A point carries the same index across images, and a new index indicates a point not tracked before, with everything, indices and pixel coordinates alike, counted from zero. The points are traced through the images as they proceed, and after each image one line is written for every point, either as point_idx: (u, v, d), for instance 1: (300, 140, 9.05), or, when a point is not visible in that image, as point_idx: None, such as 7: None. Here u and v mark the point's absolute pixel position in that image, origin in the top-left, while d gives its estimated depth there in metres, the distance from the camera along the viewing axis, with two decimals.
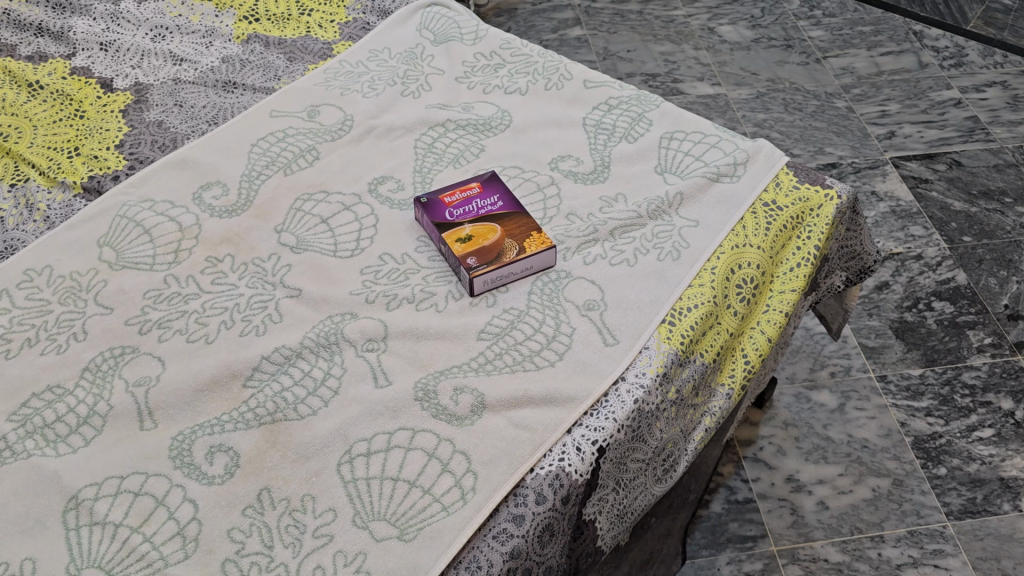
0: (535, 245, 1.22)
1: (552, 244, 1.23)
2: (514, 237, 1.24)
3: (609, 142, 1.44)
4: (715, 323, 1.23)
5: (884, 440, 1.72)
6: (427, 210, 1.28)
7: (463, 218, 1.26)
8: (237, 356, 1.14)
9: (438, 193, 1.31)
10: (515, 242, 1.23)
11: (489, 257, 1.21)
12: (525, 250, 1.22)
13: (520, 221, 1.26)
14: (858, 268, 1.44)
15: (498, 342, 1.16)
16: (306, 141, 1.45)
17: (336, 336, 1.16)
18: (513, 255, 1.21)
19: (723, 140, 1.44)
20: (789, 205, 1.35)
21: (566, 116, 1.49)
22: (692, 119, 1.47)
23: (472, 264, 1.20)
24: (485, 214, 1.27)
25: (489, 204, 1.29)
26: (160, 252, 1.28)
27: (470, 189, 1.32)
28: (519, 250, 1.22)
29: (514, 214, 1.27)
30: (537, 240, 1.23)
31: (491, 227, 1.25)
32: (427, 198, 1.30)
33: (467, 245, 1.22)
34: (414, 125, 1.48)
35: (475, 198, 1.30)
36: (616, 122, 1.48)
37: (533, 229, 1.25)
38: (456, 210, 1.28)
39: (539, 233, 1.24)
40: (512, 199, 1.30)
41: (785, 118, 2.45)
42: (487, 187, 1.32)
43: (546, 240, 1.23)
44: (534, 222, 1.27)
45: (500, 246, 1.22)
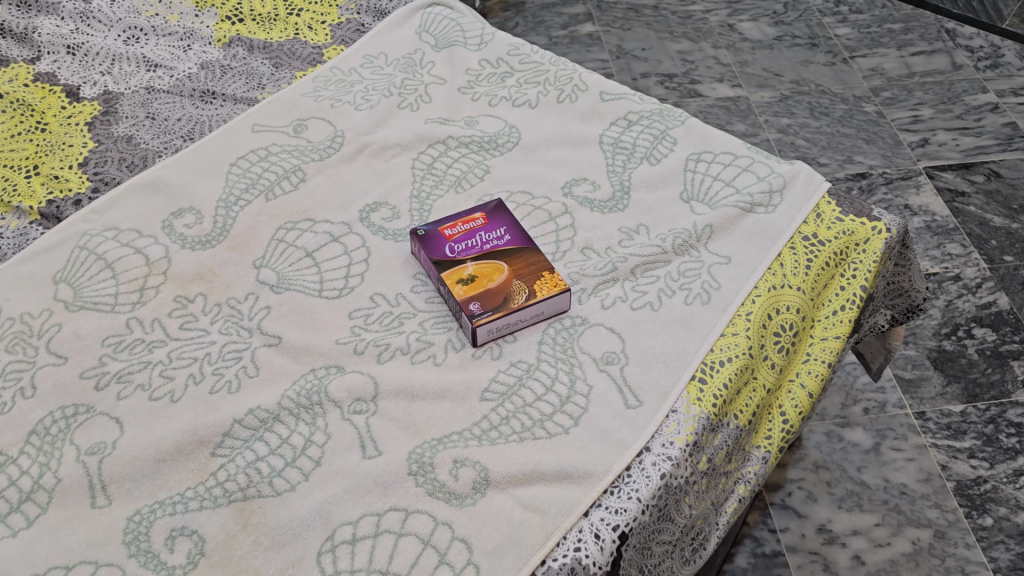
0: (547, 289, 1.07)
1: (567, 287, 1.08)
2: (523, 279, 1.09)
3: (629, 163, 1.29)
4: (751, 378, 1.08)
5: (924, 485, 1.58)
6: (425, 244, 1.14)
7: (465, 255, 1.12)
8: (206, 419, 1.00)
9: (438, 224, 1.16)
10: (524, 284, 1.08)
11: (494, 302, 1.06)
12: (535, 295, 1.07)
13: (529, 259, 1.11)
14: (905, 307, 1.29)
15: (504, 404, 1.01)
16: (291, 160, 1.30)
17: (319, 395, 1.01)
18: (522, 300, 1.06)
19: (756, 162, 1.28)
20: (832, 239, 1.20)
21: (581, 133, 1.34)
22: (722, 138, 1.32)
23: (475, 311, 1.05)
24: (490, 250, 1.12)
25: (495, 239, 1.14)
26: (123, 290, 1.14)
27: (474, 220, 1.17)
28: (528, 294, 1.07)
29: (522, 251, 1.12)
30: (549, 283, 1.08)
31: (497, 267, 1.10)
32: (426, 230, 1.16)
33: (469, 287, 1.08)
34: (411, 141, 1.33)
35: (479, 231, 1.15)
36: (636, 140, 1.32)
37: (545, 269, 1.10)
38: (458, 245, 1.13)
39: (552, 274, 1.09)
40: (521, 233, 1.15)
41: (811, 124, 2.29)
42: (492, 218, 1.17)
43: (559, 282, 1.08)
44: (545, 259, 1.12)
45: (506, 289, 1.08)
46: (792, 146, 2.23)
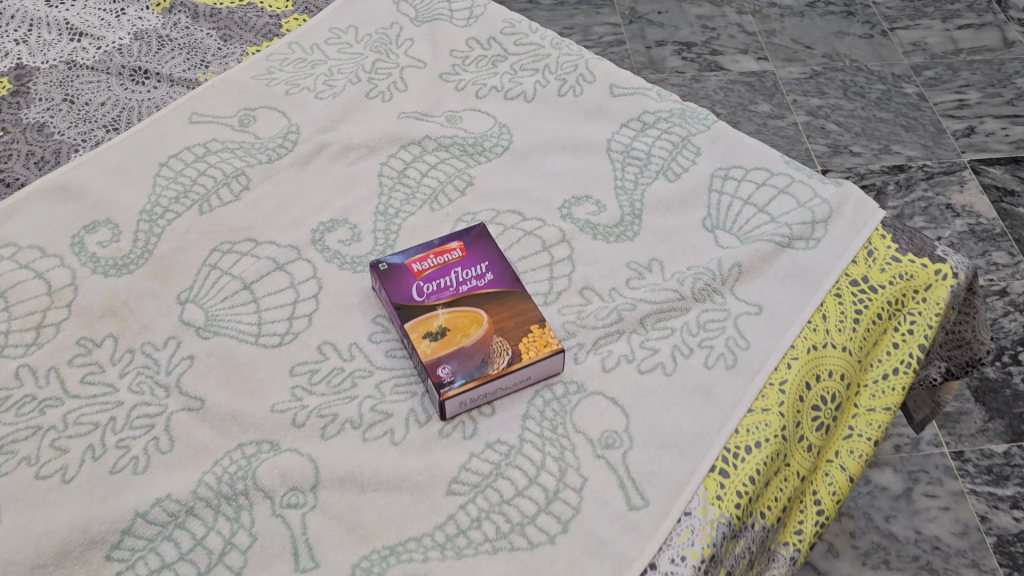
0: (535, 350, 0.87)
1: (560, 347, 0.87)
2: (506, 335, 0.88)
3: (642, 178, 1.07)
4: (783, 466, 0.88)
5: (960, 540, 1.40)
6: (389, 282, 0.92)
7: (437, 299, 0.91)
8: (102, 511, 0.79)
9: (406, 255, 0.95)
10: (507, 343, 0.87)
11: (469, 367, 0.85)
12: (520, 358, 0.86)
13: (515, 308, 0.90)
14: (963, 360, 1.08)
15: (476, 500, 0.81)
16: (233, 161, 1.08)
17: (246, 483, 0.81)
18: (503, 365, 0.86)
19: (796, 181, 1.06)
20: (885, 285, 0.98)
21: (585, 136, 1.11)
22: (755, 149, 1.09)
23: (444, 378, 0.85)
24: (468, 295, 0.91)
25: (474, 278, 0.93)
26: (16, 328, 0.92)
27: (450, 250, 0.95)
28: (511, 357, 0.86)
29: (507, 295, 0.91)
30: (538, 341, 0.87)
31: (475, 317, 0.89)
32: (390, 263, 0.94)
33: (439, 344, 0.87)
34: (379, 141, 1.10)
35: (455, 266, 0.94)
36: (651, 148, 1.09)
37: (533, 322, 0.89)
38: (429, 284, 0.92)
39: (542, 328, 0.88)
40: (507, 269, 0.94)
41: (847, 107, 2.04)
42: (472, 249, 0.96)
43: (549, 341, 0.88)
44: (535, 308, 0.90)
45: (485, 349, 0.87)
46: (822, 131, 1.99)
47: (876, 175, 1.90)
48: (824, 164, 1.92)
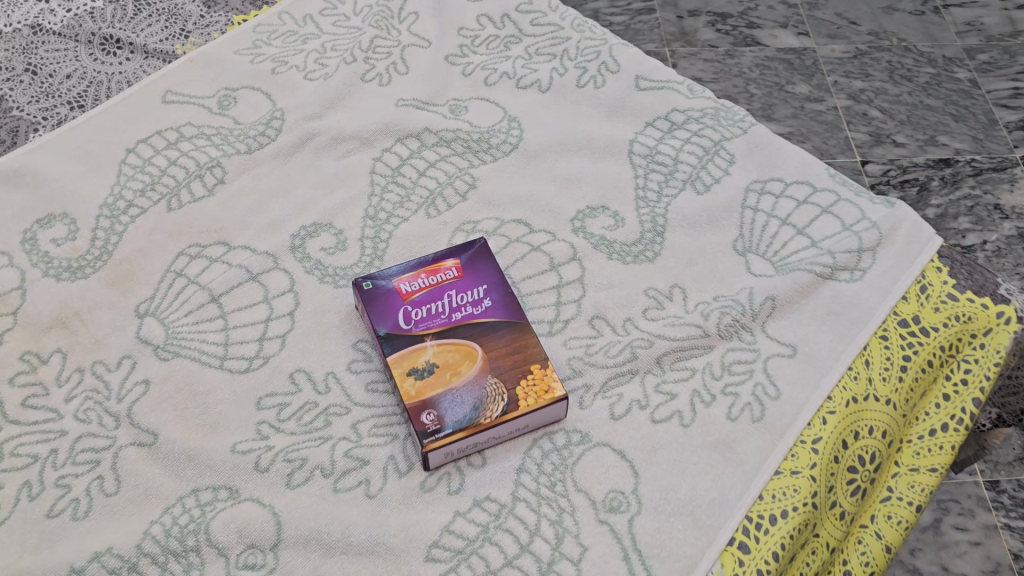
0: (535, 396, 0.76)
1: (564, 392, 0.76)
2: (502, 376, 0.77)
3: (666, 189, 0.94)
4: (811, 536, 0.78)
5: None
6: (373, 305, 0.81)
7: (426, 328, 0.80)
8: (33, 564, 0.70)
9: (394, 273, 0.83)
10: (504, 385, 0.76)
11: (458, 412, 0.75)
12: (517, 405, 0.75)
13: (514, 343, 0.79)
14: (1016, 408, 0.97)
15: (458, 570, 0.71)
16: (208, 149, 0.96)
17: (198, 538, 0.72)
18: (498, 413, 0.75)
19: (841, 200, 0.93)
20: (938, 328, 0.86)
21: (605, 136, 0.98)
22: (797, 159, 0.96)
23: (429, 426, 0.74)
24: (462, 324, 0.80)
25: (470, 304, 0.81)
26: None
27: (444, 270, 0.84)
28: (507, 402, 0.75)
29: (507, 326, 0.80)
30: (539, 385, 0.76)
31: (468, 353, 0.78)
32: (376, 282, 0.83)
33: (426, 384, 0.76)
34: (373, 132, 0.97)
35: (449, 288, 0.83)
36: (679, 153, 0.97)
37: (534, 362, 0.78)
38: (418, 309, 0.81)
39: (544, 369, 0.77)
40: (508, 294, 0.82)
41: (890, 89, 1.89)
42: (470, 268, 0.84)
43: (552, 385, 0.76)
44: (537, 342, 0.79)
45: (477, 392, 0.76)
46: (863, 117, 1.84)
47: (919, 169, 1.75)
48: (863, 155, 1.78)
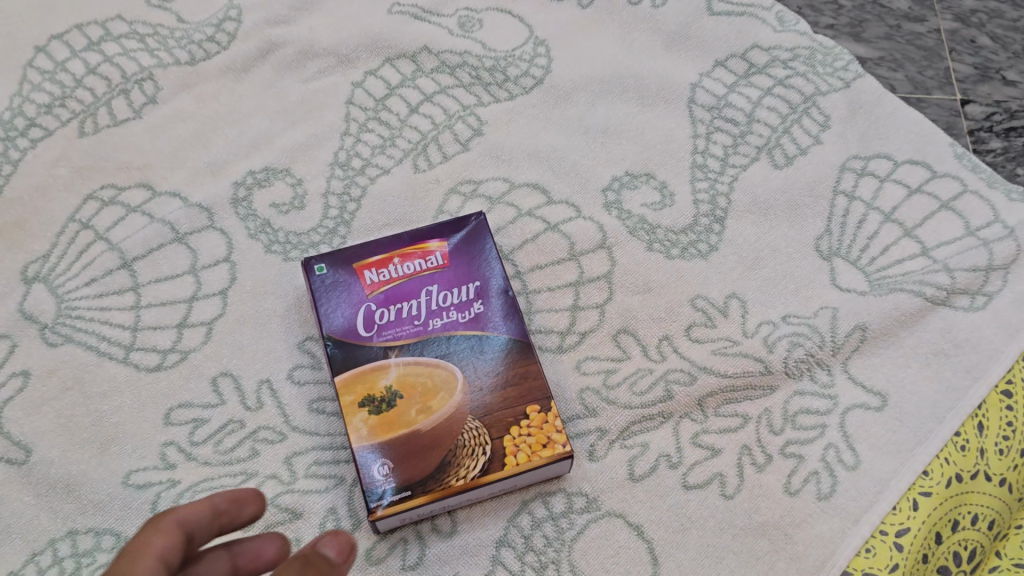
0: (527, 452, 0.56)
1: (568, 450, 0.56)
2: (487, 419, 0.57)
3: (733, 157, 0.71)
4: None
5: None
6: (326, 297, 0.61)
7: (393, 338, 0.59)
8: None
9: (359, 253, 0.62)
10: (487, 433, 0.56)
11: (422, 468, 0.55)
12: (502, 464, 0.55)
13: (509, 371, 0.58)
14: None
15: None
16: (140, 54, 0.73)
17: None
18: (475, 473, 0.55)
19: (967, 191, 0.70)
20: None
21: (659, 75, 0.75)
22: (912, 129, 0.72)
23: (380, 485, 0.54)
24: (441, 337, 0.59)
25: (456, 308, 0.61)
26: None
27: (427, 254, 0.63)
28: (489, 458, 0.56)
29: (501, 346, 0.59)
30: (535, 438, 0.56)
31: (445, 380, 0.58)
32: (333, 264, 0.62)
33: (383, 422, 0.56)
34: (355, 48, 0.74)
35: (430, 282, 0.62)
36: (755, 109, 0.73)
37: (532, 402, 0.57)
38: (386, 310, 0.60)
39: (545, 412, 0.57)
40: (507, 298, 0.62)
41: None
42: (460, 255, 0.63)
43: (552, 439, 0.56)
44: (540, 372, 0.59)
45: (451, 441, 0.56)
46: (969, 43, 0.92)
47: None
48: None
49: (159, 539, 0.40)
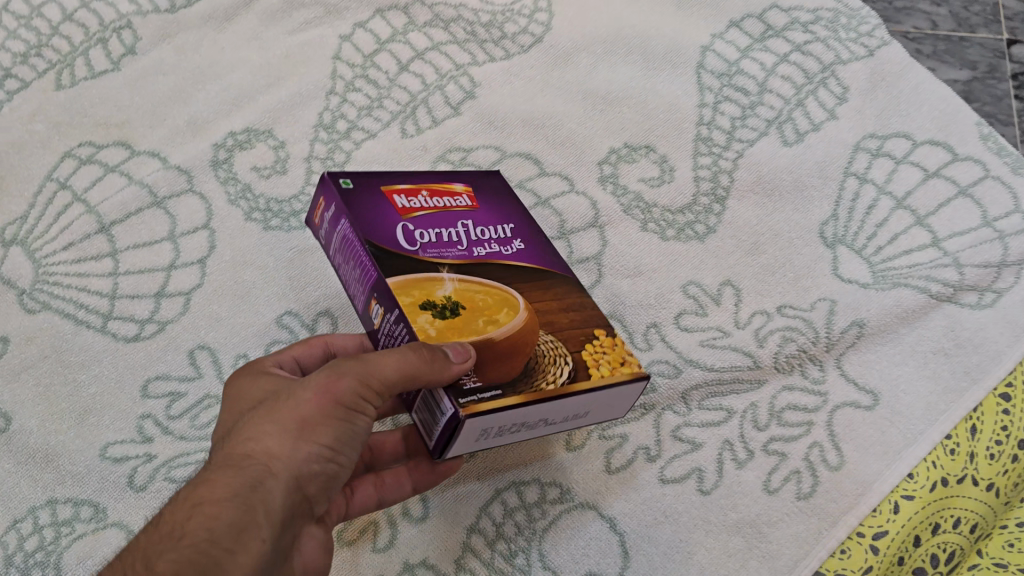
0: (609, 366, 0.48)
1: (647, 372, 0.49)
2: (563, 336, 0.49)
3: (740, 130, 0.68)
4: None
5: None
6: (354, 209, 0.52)
7: (437, 257, 0.51)
8: None
9: (388, 178, 0.54)
10: (566, 347, 0.49)
11: (502, 371, 0.46)
12: (588, 374, 0.48)
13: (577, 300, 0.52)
14: None
15: None
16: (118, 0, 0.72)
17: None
18: (561, 380, 0.47)
19: (989, 177, 0.66)
20: None
21: (666, 38, 0.71)
22: (935, 106, 0.68)
23: (462, 383, 0.45)
24: (489, 265, 0.51)
25: (499, 243, 0.53)
26: None
27: (460, 193, 0.56)
28: (573, 369, 0.48)
29: (556, 280, 0.52)
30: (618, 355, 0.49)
31: (509, 295, 0.50)
32: (359, 183, 0.54)
33: (451, 326, 0.48)
34: None
35: (470, 215, 0.54)
36: (768, 77, 0.69)
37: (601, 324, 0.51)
38: (425, 233, 0.52)
39: (613, 336, 0.50)
40: (550, 246, 0.55)
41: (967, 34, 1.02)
42: (489, 199, 0.56)
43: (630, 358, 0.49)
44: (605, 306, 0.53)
45: (528, 348, 0.47)
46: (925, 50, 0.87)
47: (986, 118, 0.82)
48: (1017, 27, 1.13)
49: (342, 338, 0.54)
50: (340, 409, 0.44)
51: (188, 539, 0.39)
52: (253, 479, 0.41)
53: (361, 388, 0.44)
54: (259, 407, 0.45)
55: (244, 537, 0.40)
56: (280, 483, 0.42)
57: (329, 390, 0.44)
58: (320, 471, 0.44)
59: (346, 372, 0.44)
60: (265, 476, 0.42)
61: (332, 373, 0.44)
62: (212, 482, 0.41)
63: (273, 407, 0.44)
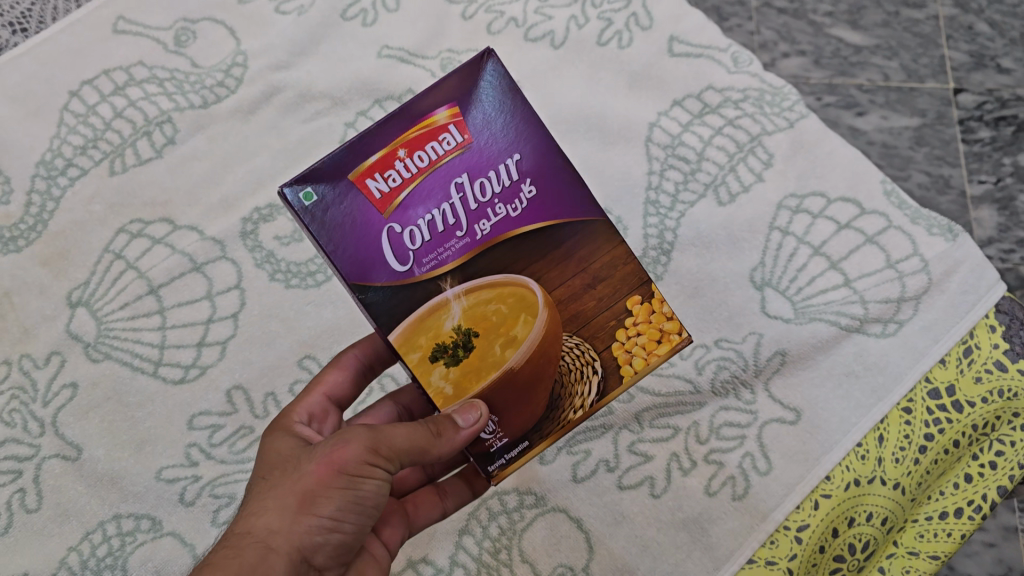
0: (644, 354, 0.60)
1: (680, 337, 0.61)
2: (587, 336, 0.59)
3: (683, 193, 0.81)
4: None
5: None
6: (331, 229, 0.53)
7: (438, 262, 0.55)
8: None
9: (352, 159, 0.53)
10: (591, 350, 0.60)
11: (536, 399, 0.59)
12: (618, 378, 0.60)
13: (592, 262, 0.59)
14: None
15: None
16: (160, 99, 0.85)
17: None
18: (591, 398, 0.60)
19: (892, 227, 0.78)
20: (976, 404, 0.73)
21: (620, 116, 0.85)
22: (846, 166, 0.81)
23: (492, 446, 0.58)
24: (494, 246, 0.56)
25: (500, 200, 0.56)
26: None
27: (440, 131, 0.54)
28: (600, 376, 0.60)
29: (570, 236, 0.58)
30: (645, 336, 0.60)
31: (519, 297, 0.57)
32: (321, 187, 0.52)
33: (466, 373, 0.56)
34: (347, 91, 0.86)
35: (458, 168, 0.55)
36: (705, 147, 0.83)
37: (635, 299, 0.60)
38: (415, 227, 0.54)
39: (647, 303, 0.60)
40: (554, 169, 0.57)
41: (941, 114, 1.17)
42: (476, 124, 0.55)
43: (659, 332, 0.60)
44: (626, 254, 0.59)
45: (552, 368, 0.59)
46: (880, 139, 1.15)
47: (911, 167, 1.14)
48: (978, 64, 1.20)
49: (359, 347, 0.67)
50: (342, 479, 0.51)
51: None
52: (257, 553, 0.48)
53: (365, 455, 0.51)
54: (270, 484, 0.52)
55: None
56: (281, 556, 0.49)
57: (331, 463, 0.51)
58: (323, 541, 0.51)
59: (352, 443, 0.51)
60: (266, 551, 0.49)
61: (335, 447, 0.52)
62: (222, 558, 0.48)
63: (280, 484, 0.51)
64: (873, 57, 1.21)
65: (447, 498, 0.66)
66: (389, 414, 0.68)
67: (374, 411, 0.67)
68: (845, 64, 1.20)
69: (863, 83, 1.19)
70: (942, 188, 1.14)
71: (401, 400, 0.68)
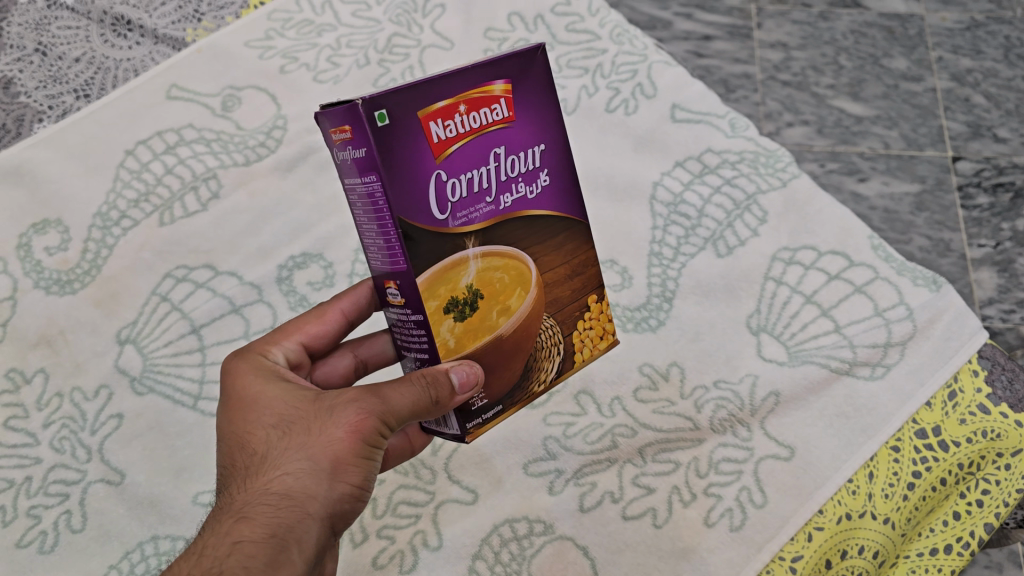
0: (591, 346, 0.67)
1: (614, 340, 0.68)
2: (559, 320, 0.64)
3: (684, 246, 0.88)
4: None
5: None
6: (390, 158, 0.52)
7: (468, 221, 0.56)
8: None
9: (425, 96, 0.52)
10: (559, 332, 0.64)
11: (514, 369, 0.62)
12: (571, 363, 0.65)
13: (575, 257, 0.64)
14: None
15: None
16: (206, 157, 0.93)
17: None
18: (552, 374, 0.64)
19: (878, 278, 0.84)
20: (960, 443, 0.77)
21: (626, 174, 0.92)
22: (835, 223, 0.88)
23: (474, 404, 0.60)
24: (510, 218, 0.59)
25: (522, 180, 0.59)
26: None
27: (494, 100, 0.56)
28: (562, 357, 0.65)
29: (562, 228, 0.62)
30: (595, 331, 0.66)
31: (520, 271, 0.60)
32: (393, 111, 0.51)
33: (467, 329, 0.58)
34: None
35: (498, 139, 0.57)
36: (705, 204, 0.90)
37: (593, 296, 0.66)
38: (457, 180, 0.55)
39: (599, 304, 0.66)
40: (569, 167, 0.62)
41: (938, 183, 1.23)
42: (522, 105, 0.58)
43: (600, 331, 0.67)
44: (596, 258, 0.65)
45: (530, 343, 0.62)
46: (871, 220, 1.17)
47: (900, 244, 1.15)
48: (974, 135, 1.27)
49: (351, 298, 0.70)
50: (365, 448, 0.56)
51: (233, 567, 0.50)
52: (298, 518, 0.53)
53: (383, 426, 0.56)
54: (290, 441, 0.55)
55: (280, 566, 0.52)
56: (315, 520, 0.54)
57: (356, 433, 0.55)
58: (347, 506, 0.56)
59: (375, 415, 0.56)
60: (305, 516, 0.54)
61: (357, 415, 0.56)
62: (256, 516, 0.53)
63: (305, 445, 0.55)
64: (873, 126, 1.28)
65: (416, 439, 0.69)
66: (349, 363, 0.73)
67: (336, 360, 0.72)
68: (847, 133, 1.27)
69: (864, 151, 1.26)
70: (942, 250, 1.17)
71: (360, 353, 0.73)
